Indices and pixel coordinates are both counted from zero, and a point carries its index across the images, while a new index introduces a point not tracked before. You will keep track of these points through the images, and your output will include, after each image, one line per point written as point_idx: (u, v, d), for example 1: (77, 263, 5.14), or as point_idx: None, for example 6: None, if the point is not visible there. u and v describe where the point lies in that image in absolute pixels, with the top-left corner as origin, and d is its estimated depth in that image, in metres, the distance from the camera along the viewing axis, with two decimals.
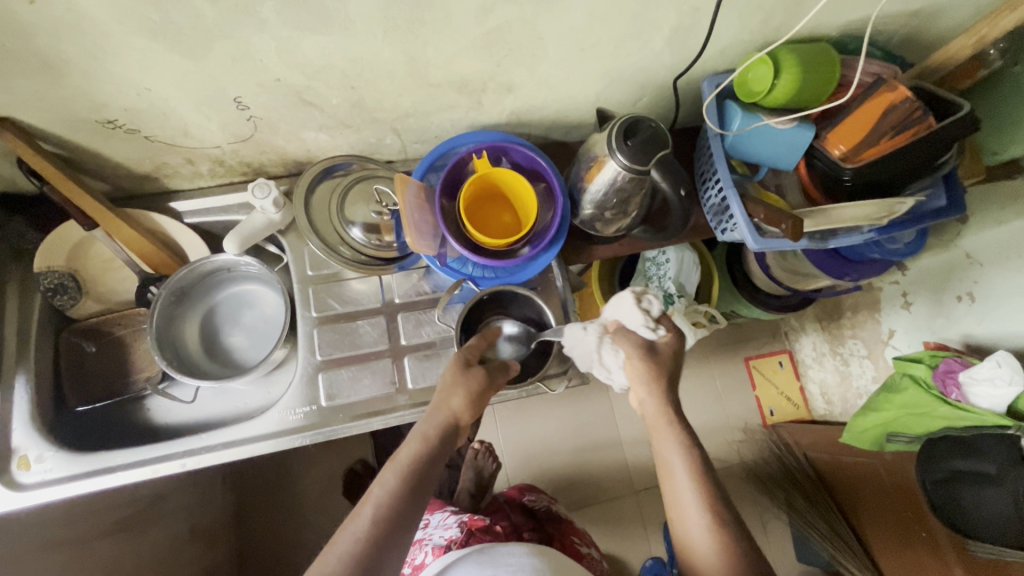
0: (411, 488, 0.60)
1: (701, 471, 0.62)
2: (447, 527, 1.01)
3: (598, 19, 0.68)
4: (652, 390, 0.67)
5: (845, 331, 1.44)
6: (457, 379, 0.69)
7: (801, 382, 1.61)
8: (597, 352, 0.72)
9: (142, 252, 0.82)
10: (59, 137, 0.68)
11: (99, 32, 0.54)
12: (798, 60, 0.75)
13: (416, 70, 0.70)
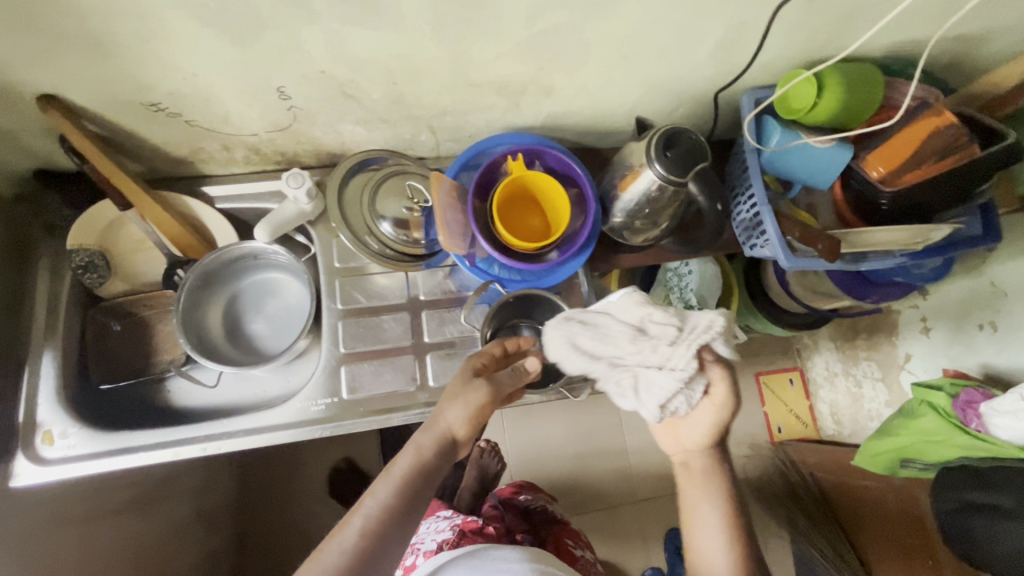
0: (402, 502, 0.58)
1: (735, 523, 0.64)
2: (440, 531, 1.02)
3: (645, 28, 0.67)
4: (703, 441, 0.67)
5: (860, 353, 1.42)
6: (461, 391, 0.66)
7: (810, 400, 1.59)
8: (644, 376, 0.62)
9: (174, 234, 0.82)
10: (102, 117, 0.68)
11: (155, 16, 0.54)
12: (842, 79, 0.75)
13: (459, 69, 0.70)
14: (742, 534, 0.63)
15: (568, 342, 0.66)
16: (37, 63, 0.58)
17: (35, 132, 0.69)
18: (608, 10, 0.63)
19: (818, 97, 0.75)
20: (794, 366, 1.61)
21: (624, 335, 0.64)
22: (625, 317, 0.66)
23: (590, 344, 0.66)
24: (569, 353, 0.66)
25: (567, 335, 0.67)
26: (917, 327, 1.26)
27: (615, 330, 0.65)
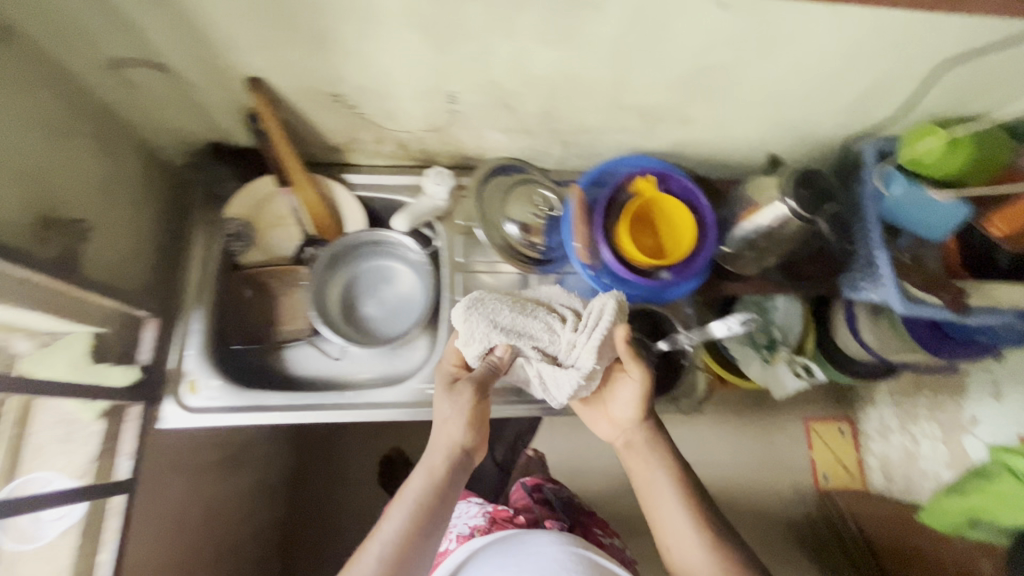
0: (417, 525, 0.62)
1: (692, 495, 0.69)
2: (471, 516, 0.98)
3: (798, 70, 0.72)
4: (640, 423, 0.76)
5: (919, 411, 1.28)
6: (453, 403, 0.71)
7: (860, 455, 1.50)
8: (552, 368, 0.73)
9: (317, 214, 0.88)
10: (287, 102, 0.75)
11: (377, 20, 0.60)
12: (971, 141, 0.76)
13: (613, 90, 0.75)
14: (699, 503, 0.69)
15: (483, 325, 0.73)
16: (258, 51, 0.65)
17: (227, 109, 0.76)
18: (770, 51, 0.68)
19: (946, 152, 0.76)
20: (843, 416, 1.54)
21: (535, 326, 0.75)
22: (521, 304, 0.76)
23: (508, 321, 0.74)
24: (485, 334, 0.73)
25: (472, 320, 0.73)
26: (988, 395, 1.08)
27: (525, 317, 0.75)
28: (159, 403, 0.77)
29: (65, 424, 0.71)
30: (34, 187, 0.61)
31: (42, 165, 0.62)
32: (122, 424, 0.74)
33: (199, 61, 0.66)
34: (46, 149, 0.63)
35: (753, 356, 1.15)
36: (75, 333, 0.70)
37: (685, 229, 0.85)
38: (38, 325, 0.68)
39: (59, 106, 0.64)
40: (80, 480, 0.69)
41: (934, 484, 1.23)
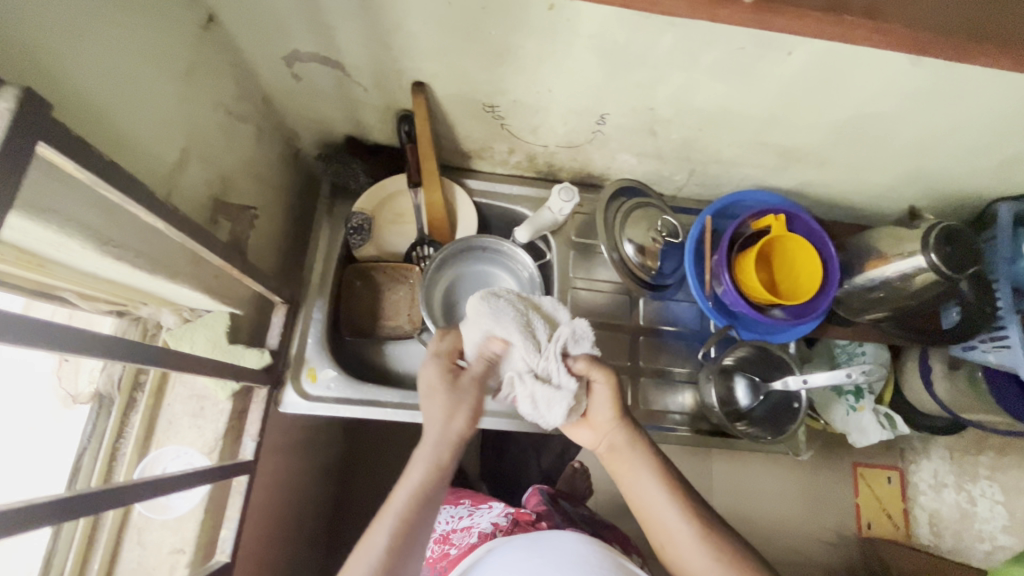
0: (410, 523, 0.56)
1: (684, 494, 0.63)
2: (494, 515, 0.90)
3: (962, 128, 0.70)
4: (614, 428, 0.66)
5: (981, 469, 1.14)
6: (442, 394, 0.62)
7: (905, 504, 1.24)
8: (546, 390, 0.62)
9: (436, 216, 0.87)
10: (439, 108, 0.76)
11: (567, 43, 0.61)
12: None
13: (764, 128, 0.75)
14: (691, 502, 0.62)
15: (488, 326, 0.64)
16: (436, 60, 0.66)
17: (378, 108, 0.77)
18: (941, 108, 0.67)
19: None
20: (892, 463, 1.27)
21: (532, 338, 0.64)
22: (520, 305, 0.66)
23: (509, 324, 0.64)
24: (484, 333, 0.65)
25: (479, 316, 0.65)
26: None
27: (524, 323, 0.64)
28: (281, 389, 0.79)
29: (196, 399, 0.73)
30: (215, 170, 0.63)
31: (221, 149, 0.64)
32: (249, 405, 0.75)
33: (374, 63, 0.67)
34: (224, 132, 0.65)
35: (839, 403, 1.10)
36: (216, 312, 0.72)
37: (809, 272, 0.83)
38: (190, 302, 0.69)
39: (236, 93, 0.66)
40: (208, 456, 0.71)
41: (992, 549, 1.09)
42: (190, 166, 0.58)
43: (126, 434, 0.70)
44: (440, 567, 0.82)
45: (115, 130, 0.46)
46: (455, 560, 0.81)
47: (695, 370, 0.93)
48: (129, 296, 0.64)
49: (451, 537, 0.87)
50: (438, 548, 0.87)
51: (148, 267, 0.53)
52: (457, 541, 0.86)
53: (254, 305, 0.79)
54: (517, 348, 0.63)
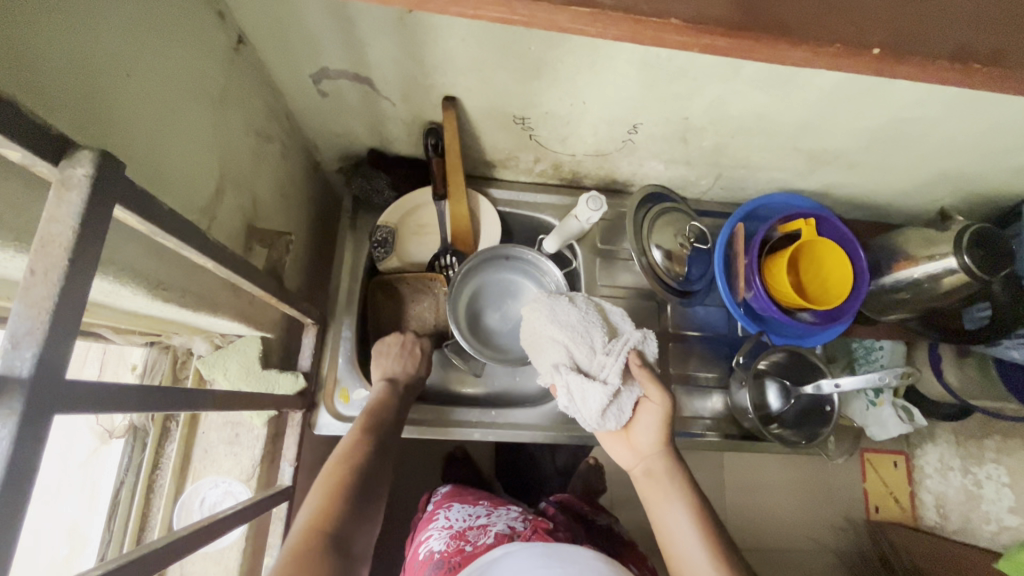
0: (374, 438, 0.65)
1: (716, 535, 0.58)
2: (512, 518, 0.84)
3: (996, 131, 0.70)
4: (653, 454, 0.63)
5: (986, 452, 1.13)
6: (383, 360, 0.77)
7: (911, 487, 1.25)
8: (580, 380, 0.61)
9: (460, 230, 0.84)
10: (468, 120, 0.74)
11: (607, 57, 0.60)
12: None
13: (797, 134, 0.74)
14: (723, 543, 0.57)
15: (544, 316, 0.68)
16: (470, 75, 0.64)
17: (404, 122, 0.75)
18: (977, 113, 0.66)
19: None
20: (899, 449, 1.27)
21: (586, 336, 0.65)
22: (586, 309, 0.69)
23: (565, 316, 0.67)
24: (540, 322, 0.68)
25: (540, 306, 0.69)
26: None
27: (582, 321, 0.67)
28: (315, 410, 0.77)
29: (231, 426, 0.72)
30: (247, 195, 0.61)
31: (252, 173, 0.62)
32: (283, 428, 0.74)
33: (405, 79, 0.65)
34: (254, 155, 0.63)
35: (858, 397, 1.12)
36: (248, 336, 0.70)
37: (839, 275, 0.83)
38: (222, 329, 0.67)
39: (263, 113, 0.64)
40: (247, 484, 0.69)
41: (997, 531, 1.08)
42: (226, 196, 0.56)
43: (163, 464, 0.70)
44: (452, 563, 0.74)
45: (158, 169, 0.44)
46: (470, 557, 0.74)
47: (723, 374, 0.93)
48: (163, 327, 0.62)
49: (465, 535, 0.80)
50: (450, 543, 0.79)
51: (191, 304, 0.51)
52: (472, 539, 0.78)
53: (284, 325, 0.77)
54: (565, 339, 0.65)
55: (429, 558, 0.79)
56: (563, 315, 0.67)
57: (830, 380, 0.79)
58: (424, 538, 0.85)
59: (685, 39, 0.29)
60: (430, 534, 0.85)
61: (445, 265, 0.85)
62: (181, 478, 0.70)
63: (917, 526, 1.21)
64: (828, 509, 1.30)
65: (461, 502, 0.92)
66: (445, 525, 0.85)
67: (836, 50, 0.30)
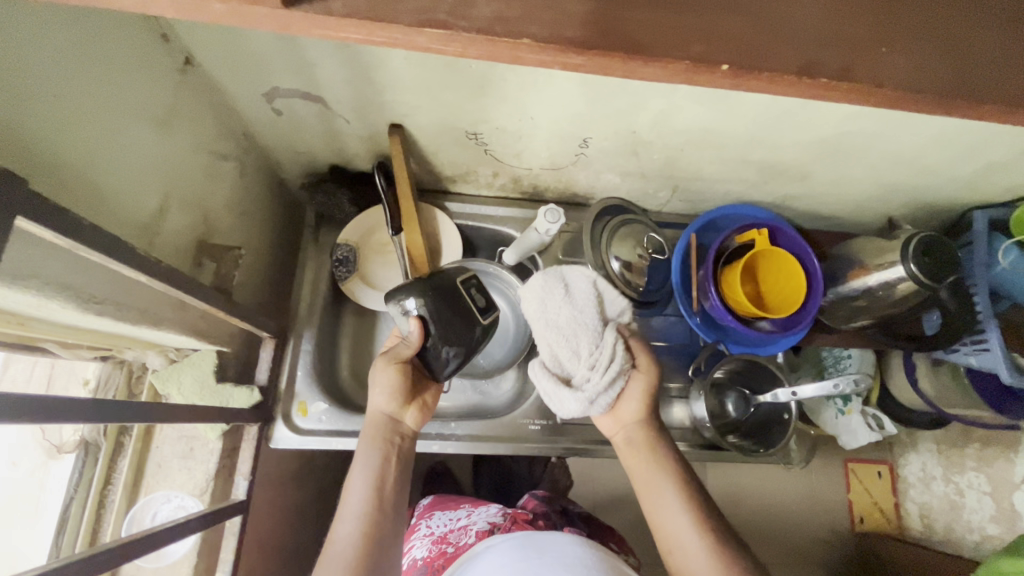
0: (375, 495, 0.61)
1: (695, 497, 0.60)
2: (491, 514, 0.89)
3: (936, 143, 0.71)
4: (632, 424, 0.66)
5: (966, 460, 1.10)
6: (378, 377, 0.66)
7: (897, 497, 1.27)
8: (559, 385, 0.64)
9: (417, 254, 0.84)
10: (422, 136, 0.76)
11: (548, 74, 0.61)
12: None
13: (744, 147, 0.75)
14: (705, 507, 0.59)
15: (535, 309, 0.67)
16: (417, 92, 0.65)
17: (360, 138, 0.76)
18: (917, 125, 0.68)
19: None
20: (883, 457, 1.31)
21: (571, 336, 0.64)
22: (578, 300, 0.67)
23: (555, 315, 0.66)
24: (530, 316, 0.67)
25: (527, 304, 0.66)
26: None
27: (571, 320, 0.65)
28: (273, 423, 0.78)
29: (186, 440, 0.72)
30: (198, 211, 0.62)
31: (204, 190, 0.64)
32: (240, 442, 0.74)
33: (355, 96, 0.66)
34: (206, 173, 0.64)
35: (826, 406, 1.12)
36: (203, 351, 0.71)
37: (793, 284, 0.84)
38: (175, 344, 0.67)
39: (217, 132, 0.65)
40: (200, 499, 0.70)
41: (979, 540, 1.05)
42: (171, 213, 0.57)
43: (114, 480, 0.70)
44: (435, 565, 0.82)
45: (91, 189, 0.45)
46: (453, 557, 0.81)
47: (685, 384, 0.94)
48: (113, 342, 0.62)
49: (447, 538, 0.87)
50: (433, 549, 0.87)
51: (131, 318, 0.52)
52: (454, 540, 0.86)
53: (242, 339, 0.78)
54: (550, 340, 0.65)
55: (413, 565, 0.85)
56: (556, 311, 0.66)
57: (787, 389, 0.80)
58: (408, 548, 0.91)
59: (545, 58, 0.30)
60: (416, 541, 0.91)
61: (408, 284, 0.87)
62: (133, 491, 0.70)
63: (901, 537, 1.22)
64: (811, 521, 1.30)
65: (443, 508, 0.97)
66: (426, 531, 0.91)
67: (687, 65, 0.29)
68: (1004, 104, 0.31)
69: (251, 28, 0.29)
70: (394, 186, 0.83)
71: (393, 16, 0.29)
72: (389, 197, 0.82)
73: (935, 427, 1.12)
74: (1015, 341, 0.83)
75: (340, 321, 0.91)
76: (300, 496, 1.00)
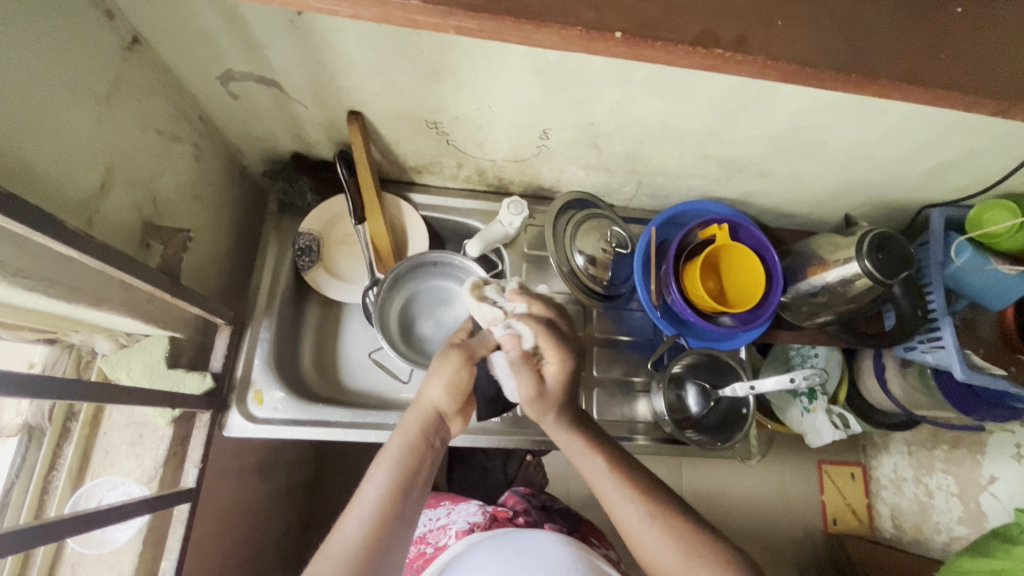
0: (400, 481, 0.57)
1: (632, 475, 0.61)
2: (471, 513, 0.90)
3: (889, 141, 0.73)
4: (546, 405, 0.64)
5: (935, 462, 1.12)
6: (441, 364, 0.65)
7: (870, 498, 1.28)
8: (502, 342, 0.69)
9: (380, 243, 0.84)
10: (383, 125, 0.76)
11: (500, 62, 0.62)
12: None
13: (702, 141, 0.76)
14: (643, 482, 0.60)
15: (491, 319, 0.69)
16: (373, 78, 0.65)
17: (320, 126, 0.76)
18: (869, 122, 0.69)
19: (1016, 228, 0.76)
20: (856, 459, 1.32)
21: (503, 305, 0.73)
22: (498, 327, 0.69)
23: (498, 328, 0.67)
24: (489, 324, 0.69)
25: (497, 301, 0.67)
26: (1010, 453, 0.97)
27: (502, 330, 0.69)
28: (227, 411, 0.77)
29: (135, 426, 0.72)
30: (145, 192, 0.62)
31: (152, 171, 0.63)
32: (192, 430, 0.74)
33: (310, 81, 0.66)
34: (156, 154, 0.63)
35: (792, 403, 1.12)
36: (154, 336, 0.70)
37: (753, 279, 0.85)
38: (123, 328, 0.66)
39: (169, 114, 0.65)
40: (146, 485, 0.69)
41: (948, 540, 1.07)
42: (114, 190, 0.57)
43: (59, 465, 0.69)
44: (415, 567, 0.84)
45: (14, 159, 0.44)
46: (431, 559, 0.82)
47: (647, 379, 0.94)
48: (56, 324, 0.62)
49: (427, 538, 0.88)
50: (413, 551, 0.87)
51: (64, 295, 0.52)
52: (432, 541, 0.87)
53: (197, 326, 0.77)
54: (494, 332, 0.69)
55: None
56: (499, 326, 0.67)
57: (746, 384, 0.81)
58: None
59: (441, 21, 0.30)
60: None
61: (372, 274, 0.86)
62: (78, 478, 0.70)
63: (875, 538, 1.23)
64: (784, 521, 1.30)
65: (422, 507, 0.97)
66: None
67: (580, 33, 0.30)
68: (904, 81, 0.32)
69: None
70: (356, 176, 0.83)
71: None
72: (351, 185, 0.82)
73: (900, 427, 1.13)
74: (973, 339, 0.84)
75: (303, 312, 0.90)
76: (265, 491, 0.99)
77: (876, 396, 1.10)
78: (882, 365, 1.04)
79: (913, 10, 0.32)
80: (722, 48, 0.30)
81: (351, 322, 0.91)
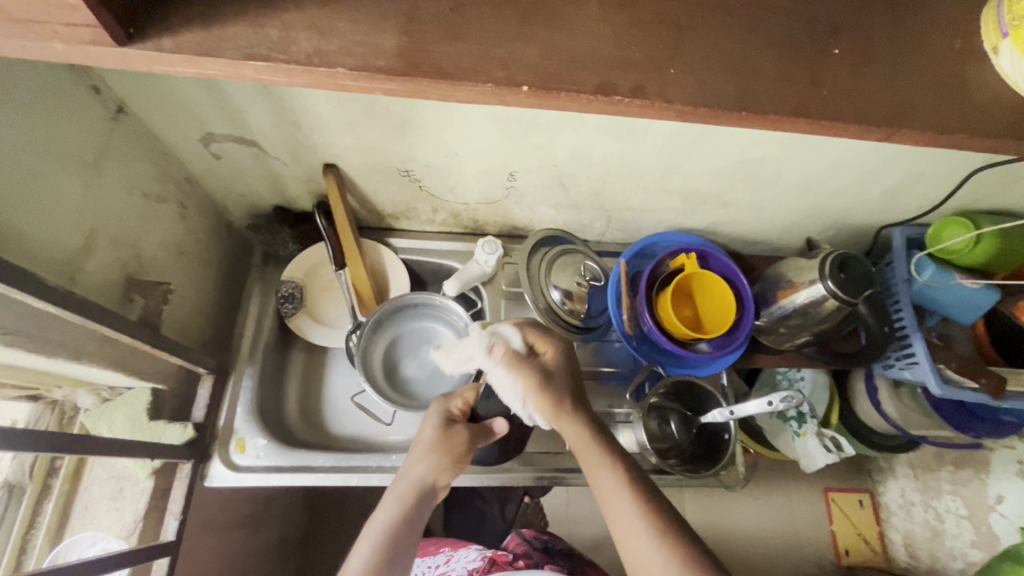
0: (388, 555, 0.58)
1: (648, 497, 0.58)
2: (470, 559, 0.89)
3: (837, 168, 0.76)
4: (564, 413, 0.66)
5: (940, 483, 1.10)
6: (440, 439, 0.69)
7: (881, 526, 1.23)
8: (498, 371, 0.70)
9: (362, 289, 0.87)
10: (358, 176, 0.80)
11: (462, 114, 0.66)
12: (998, 230, 0.78)
13: (662, 176, 0.80)
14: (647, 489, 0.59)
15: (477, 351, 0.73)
16: (344, 133, 0.70)
17: (298, 180, 0.80)
18: (813, 153, 0.73)
19: (972, 243, 0.79)
20: (862, 485, 1.27)
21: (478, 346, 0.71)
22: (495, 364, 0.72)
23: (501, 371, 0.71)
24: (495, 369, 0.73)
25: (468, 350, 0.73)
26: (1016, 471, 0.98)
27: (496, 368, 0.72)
28: (209, 461, 0.77)
29: (116, 480, 0.72)
30: (129, 248, 0.65)
31: (137, 229, 0.66)
32: (172, 482, 0.74)
33: (285, 140, 0.71)
34: (141, 212, 0.67)
35: (783, 429, 1.09)
36: (136, 389, 0.71)
37: (724, 304, 0.87)
38: (105, 381, 0.68)
39: (153, 174, 0.69)
40: (125, 540, 0.69)
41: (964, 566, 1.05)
42: (97, 249, 0.60)
43: (37, 524, 0.70)
44: None
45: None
46: None
47: (630, 410, 0.94)
48: (40, 380, 0.64)
49: None
50: None
51: (46, 351, 0.54)
52: None
53: (180, 377, 0.79)
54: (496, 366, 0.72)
55: None
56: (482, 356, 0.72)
57: (726, 408, 0.81)
58: None
59: (370, 85, 0.34)
60: None
61: (355, 320, 0.88)
62: (58, 535, 0.70)
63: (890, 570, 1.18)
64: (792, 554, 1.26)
65: (422, 554, 0.95)
66: None
67: (493, 88, 0.34)
68: (791, 115, 0.36)
69: (100, 67, 0.34)
70: (334, 224, 0.87)
71: (218, 53, 0.33)
72: (330, 234, 0.86)
73: (900, 448, 1.12)
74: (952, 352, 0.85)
75: (288, 359, 0.92)
76: (253, 547, 0.97)
77: (868, 416, 1.10)
78: (873, 387, 1.04)
79: (794, 57, 0.37)
80: (621, 94, 0.34)
81: (335, 366, 0.92)
